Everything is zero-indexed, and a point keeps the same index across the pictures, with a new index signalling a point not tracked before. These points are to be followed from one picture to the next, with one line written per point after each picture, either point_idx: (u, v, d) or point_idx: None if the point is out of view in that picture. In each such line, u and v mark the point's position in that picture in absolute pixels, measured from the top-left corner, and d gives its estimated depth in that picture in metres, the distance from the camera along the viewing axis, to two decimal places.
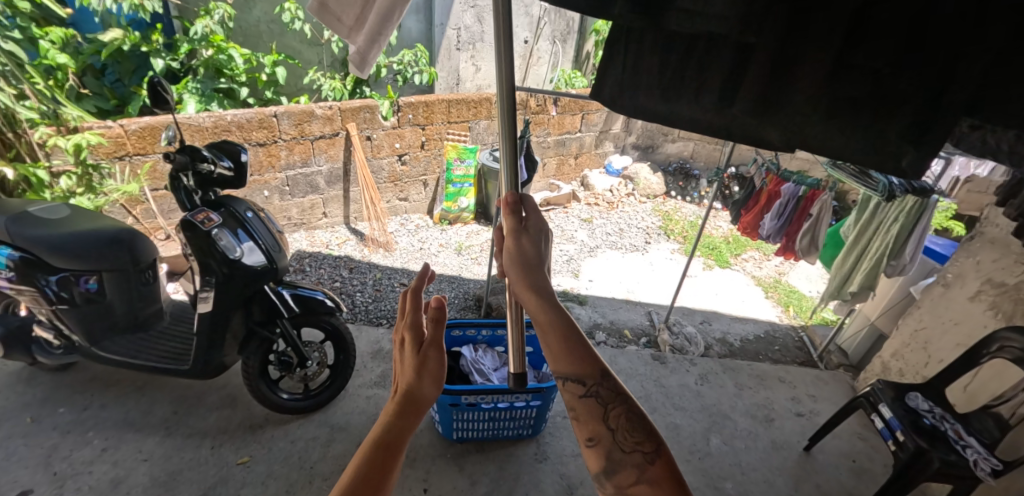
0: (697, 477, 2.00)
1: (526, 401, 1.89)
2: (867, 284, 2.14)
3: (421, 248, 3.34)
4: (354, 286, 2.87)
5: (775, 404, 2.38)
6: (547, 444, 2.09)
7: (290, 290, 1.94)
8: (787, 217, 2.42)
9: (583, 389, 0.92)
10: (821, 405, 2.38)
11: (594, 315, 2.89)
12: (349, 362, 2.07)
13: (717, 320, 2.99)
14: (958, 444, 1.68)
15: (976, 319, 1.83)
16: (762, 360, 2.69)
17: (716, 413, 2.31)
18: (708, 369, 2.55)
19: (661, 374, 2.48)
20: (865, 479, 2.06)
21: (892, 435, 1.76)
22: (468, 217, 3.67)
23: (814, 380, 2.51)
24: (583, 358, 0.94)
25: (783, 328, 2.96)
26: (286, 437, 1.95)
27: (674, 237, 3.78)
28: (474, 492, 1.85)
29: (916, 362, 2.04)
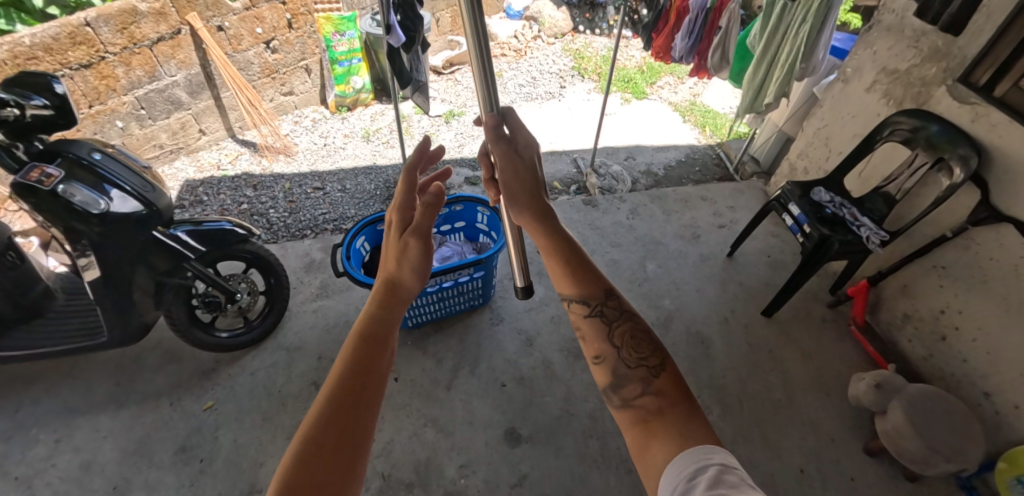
0: (639, 302, 2.21)
1: (469, 275, 1.93)
2: (781, 92, 2.13)
3: (325, 144, 3.04)
4: (264, 204, 2.65)
5: (700, 221, 2.55)
6: (500, 307, 2.19)
7: (187, 228, 1.73)
8: (697, 31, 2.29)
9: (588, 308, 0.97)
10: (741, 213, 2.58)
11: None
12: (282, 284, 2.01)
13: (641, 153, 3.01)
14: (854, 225, 1.89)
15: (871, 109, 1.92)
16: (685, 183, 2.81)
17: (647, 242, 2.46)
18: (637, 203, 2.64)
19: (595, 218, 2.56)
20: (778, 269, 2.35)
21: (799, 229, 1.95)
22: (368, 100, 3.31)
23: (732, 191, 2.67)
24: (587, 278, 0.99)
25: (701, 149, 3.03)
26: (244, 372, 1.95)
27: (590, 75, 3.60)
28: (442, 370, 1.96)
29: (819, 157, 2.17)
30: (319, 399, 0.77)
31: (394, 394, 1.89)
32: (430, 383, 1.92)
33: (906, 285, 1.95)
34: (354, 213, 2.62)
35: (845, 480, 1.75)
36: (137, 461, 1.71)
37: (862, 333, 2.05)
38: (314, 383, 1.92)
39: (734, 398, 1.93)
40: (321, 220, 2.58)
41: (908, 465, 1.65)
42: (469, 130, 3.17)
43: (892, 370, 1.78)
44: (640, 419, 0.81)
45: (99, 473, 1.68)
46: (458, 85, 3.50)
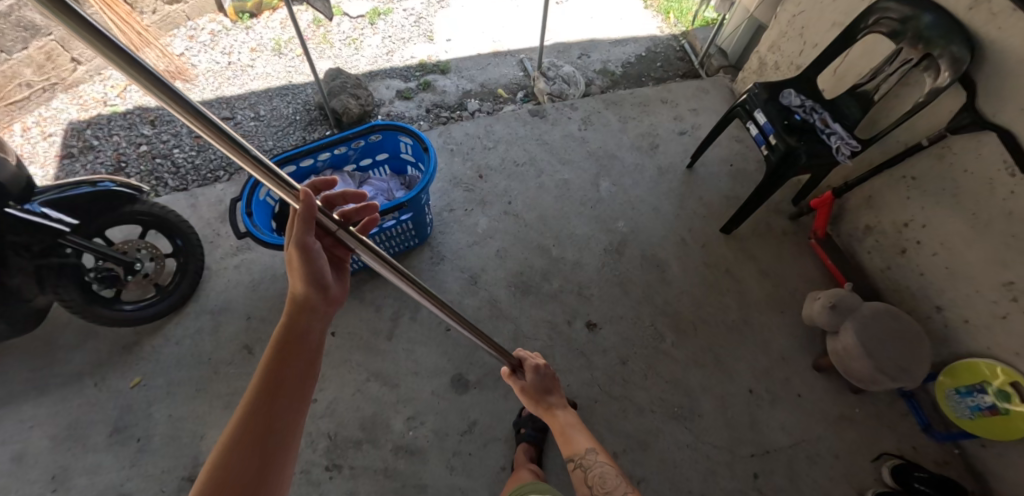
0: (592, 225, 2.04)
1: (395, 219, 1.71)
2: None
3: (230, 61, 2.62)
4: (166, 143, 2.33)
5: (659, 129, 2.32)
6: (440, 243, 1.98)
7: (50, 200, 1.47)
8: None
9: (574, 463, 1.26)
10: (703, 118, 2.36)
11: (462, 84, 2.59)
12: (190, 243, 1.81)
13: (596, 49, 2.71)
14: (824, 134, 1.70)
15: None
16: (646, 83, 2.58)
17: (602, 156, 2.23)
18: (590, 110, 2.37)
19: (544, 130, 2.30)
20: (741, 179, 2.19)
21: (765, 140, 1.75)
22: (276, 2, 2.82)
23: (694, 92, 2.43)
24: (573, 441, 1.31)
25: (664, 40, 2.76)
26: (170, 342, 1.81)
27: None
28: (382, 318, 1.83)
29: (793, 52, 1.92)
30: (241, 405, 0.75)
31: (333, 350, 1.77)
32: (370, 334, 1.80)
33: (871, 196, 1.84)
34: (272, 145, 2.35)
35: (792, 396, 1.77)
36: (70, 447, 1.63)
37: (821, 248, 1.97)
38: (246, 347, 1.79)
39: (689, 323, 1.87)
40: (234, 156, 2.30)
41: (855, 382, 1.64)
42: (399, 32, 2.76)
43: (848, 288, 1.72)
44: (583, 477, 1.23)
45: (32, 465, 1.60)
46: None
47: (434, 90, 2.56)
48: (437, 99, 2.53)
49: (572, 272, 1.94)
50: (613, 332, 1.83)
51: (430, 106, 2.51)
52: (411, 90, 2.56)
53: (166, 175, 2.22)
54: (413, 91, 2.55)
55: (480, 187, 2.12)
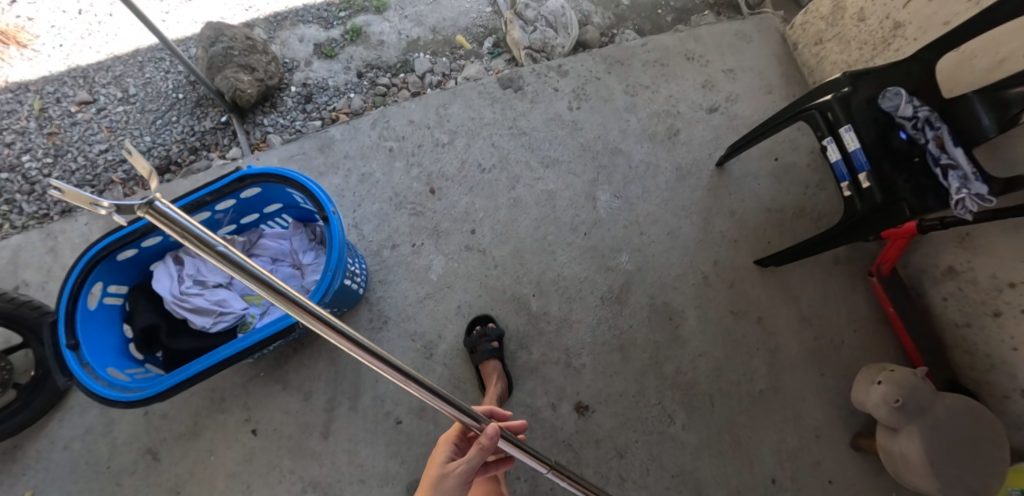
0: (584, 262, 1.51)
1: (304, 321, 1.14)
2: None
3: (81, 7, 1.91)
4: (8, 147, 1.74)
5: (681, 103, 1.68)
6: (381, 299, 1.48)
7: None
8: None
9: None
10: (740, 85, 1.72)
11: (407, 30, 1.86)
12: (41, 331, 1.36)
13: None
14: (938, 167, 1.17)
15: None
16: (663, 18, 1.96)
17: (601, 150, 1.61)
18: (584, 76, 1.68)
19: (519, 110, 1.63)
20: (786, 181, 1.64)
21: (849, 175, 1.19)
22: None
23: (730, 44, 1.76)
24: None
25: None
26: (55, 445, 1.45)
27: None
28: (313, 409, 1.44)
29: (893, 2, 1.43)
30: None
31: (256, 454, 1.41)
32: (300, 432, 1.42)
33: (965, 234, 1.42)
34: (150, 141, 1.75)
35: (824, 484, 1.45)
36: None
37: (882, 289, 1.56)
38: (150, 450, 1.43)
39: (706, 396, 1.47)
40: (102, 163, 1.74)
41: (909, 489, 1.33)
42: None
43: (922, 373, 1.31)
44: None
45: None
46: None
47: (369, 40, 1.84)
48: (372, 54, 1.83)
49: (558, 334, 1.47)
50: (607, 415, 1.44)
51: (363, 68, 1.82)
52: (335, 44, 1.84)
53: (17, 198, 1.69)
54: (337, 46, 1.84)
55: (432, 208, 1.53)
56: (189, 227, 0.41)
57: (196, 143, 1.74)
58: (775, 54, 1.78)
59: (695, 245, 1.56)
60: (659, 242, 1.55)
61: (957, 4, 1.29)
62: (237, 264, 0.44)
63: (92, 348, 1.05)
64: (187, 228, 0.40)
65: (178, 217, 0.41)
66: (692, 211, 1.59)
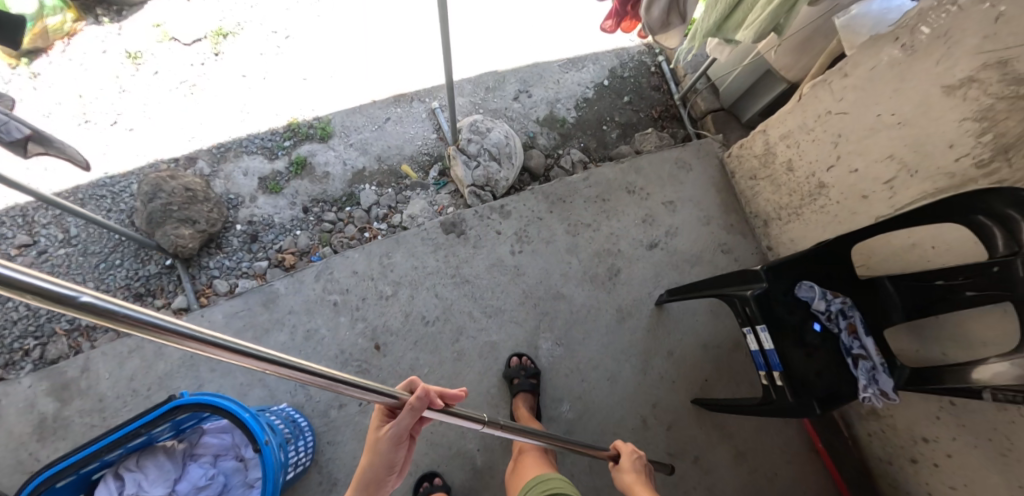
0: None
1: None
2: (774, 20, 1.35)
3: None
4: None
5: (623, 240, 1.72)
6: (331, 459, 1.51)
7: None
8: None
9: None
10: (680, 217, 1.77)
11: (351, 159, 1.86)
12: None
13: (539, 79, 2.00)
14: (850, 355, 1.24)
15: (938, 131, 1.17)
16: (608, 135, 1.98)
17: (543, 296, 1.64)
18: (526, 218, 1.69)
19: (463, 256, 1.65)
20: (723, 316, 1.70)
21: (766, 367, 1.27)
22: (66, 24, 1.98)
23: (670, 173, 1.80)
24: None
25: (635, 52, 2.10)
26: None
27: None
28: None
29: (819, 161, 1.47)
30: None
31: None
32: None
33: None
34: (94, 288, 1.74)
35: None
36: None
37: (811, 421, 1.68)
38: None
39: None
40: (45, 311, 1.72)
41: None
42: (260, 66, 1.97)
43: None
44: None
45: None
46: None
47: (313, 172, 1.84)
48: (317, 186, 1.83)
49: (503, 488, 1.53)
50: None
51: (308, 203, 1.82)
52: (280, 177, 1.84)
53: None
54: (281, 179, 1.83)
55: (378, 366, 1.57)
56: (30, 283, 0.44)
57: (141, 289, 1.74)
58: (713, 181, 1.82)
59: (636, 388, 1.62)
60: (601, 387, 1.60)
61: (874, 183, 1.35)
62: (103, 312, 0.48)
63: None
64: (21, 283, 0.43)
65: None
66: (633, 353, 1.64)
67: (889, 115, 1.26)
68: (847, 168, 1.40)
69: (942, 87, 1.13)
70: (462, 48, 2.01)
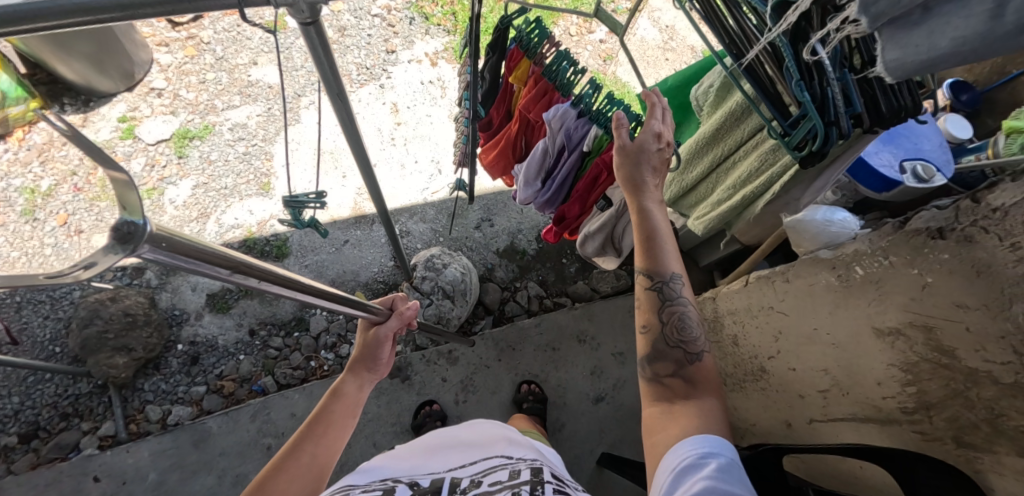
0: None
1: None
2: (717, 221, 1.39)
3: None
4: None
5: (569, 391, 1.72)
6: None
7: None
8: (568, 180, 1.03)
9: (649, 282, 0.90)
10: (630, 369, 1.76)
11: (305, 280, 1.83)
12: None
13: (502, 208, 2.03)
14: None
15: (868, 366, 1.16)
16: (568, 267, 1.98)
17: None
18: (473, 365, 1.70)
19: (406, 402, 1.64)
20: None
21: None
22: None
23: (623, 323, 1.81)
24: (649, 251, 0.90)
25: None
26: None
27: (443, 22, 2.30)
28: None
29: (761, 347, 1.49)
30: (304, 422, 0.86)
31: None
32: None
33: None
34: (17, 403, 1.66)
35: None
36: None
37: None
38: None
39: None
40: None
41: None
42: (221, 171, 1.95)
43: None
44: (665, 400, 0.80)
45: None
46: (206, 52, 2.14)
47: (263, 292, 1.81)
48: (268, 307, 1.81)
49: None
50: None
51: (255, 325, 1.79)
52: (229, 296, 1.80)
53: None
54: (230, 298, 1.80)
55: None
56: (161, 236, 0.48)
57: (68, 408, 1.66)
58: None
59: None
60: None
61: (810, 388, 1.34)
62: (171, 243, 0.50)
63: None
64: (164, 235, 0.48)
65: (163, 249, 0.51)
66: None
67: (825, 332, 1.26)
68: (786, 365, 1.41)
69: (873, 328, 1.13)
70: (429, 171, 2.04)
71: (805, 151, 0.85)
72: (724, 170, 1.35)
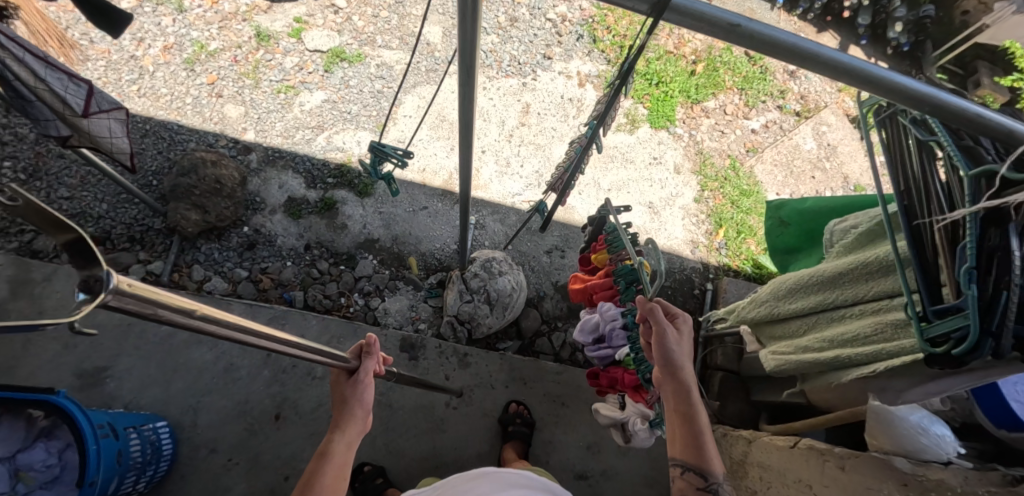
0: None
1: None
2: (797, 367, 1.22)
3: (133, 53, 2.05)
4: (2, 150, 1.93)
5: (557, 453, 1.61)
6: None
7: None
8: (604, 354, 1.39)
9: (702, 481, 0.89)
10: (627, 464, 1.61)
11: (374, 226, 1.88)
12: None
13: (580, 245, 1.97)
14: None
15: None
16: None
17: (449, 462, 1.55)
18: (480, 378, 1.65)
19: (403, 379, 1.62)
20: None
21: None
22: None
23: None
24: (694, 445, 0.92)
25: (688, 266, 2.06)
26: None
27: (607, 51, 2.30)
28: None
29: None
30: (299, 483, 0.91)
31: None
32: None
33: None
34: (104, 210, 1.84)
35: None
36: None
37: None
38: None
39: None
40: (56, 205, 1.85)
41: None
42: (354, 97, 2.06)
43: None
44: None
45: None
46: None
47: (335, 216, 1.88)
48: (332, 231, 1.86)
49: None
50: None
51: (312, 243, 1.85)
52: (304, 207, 1.88)
53: None
54: (304, 209, 1.88)
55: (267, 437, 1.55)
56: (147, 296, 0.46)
57: (137, 234, 1.81)
58: None
59: None
60: None
61: None
62: (149, 293, 0.46)
63: None
64: (152, 296, 0.47)
65: (140, 297, 0.46)
66: None
67: None
68: None
69: None
70: (529, 179, 2.02)
71: (941, 348, 0.72)
72: (831, 317, 1.18)
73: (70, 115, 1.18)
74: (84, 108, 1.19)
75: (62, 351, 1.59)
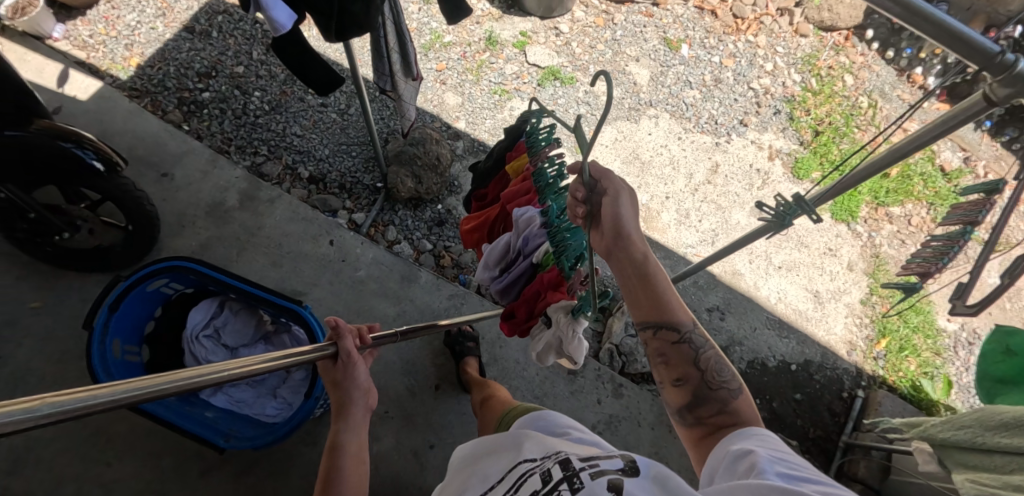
0: None
1: (235, 433, 1.24)
2: None
3: None
4: (256, 80, 2.21)
5: None
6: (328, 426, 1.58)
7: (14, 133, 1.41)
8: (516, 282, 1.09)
9: (677, 335, 0.81)
10: None
11: None
12: (138, 232, 1.71)
13: (739, 312, 2.00)
14: None
15: None
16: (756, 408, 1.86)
17: None
18: (628, 412, 1.66)
19: (556, 390, 1.67)
20: None
21: None
22: None
23: None
24: (658, 307, 0.81)
25: (842, 364, 2.00)
26: (82, 293, 1.81)
27: (802, 132, 2.35)
28: (204, 455, 1.52)
29: None
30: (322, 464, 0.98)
31: (138, 447, 1.51)
32: (179, 464, 1.50)
33: None
34: (326, 154, 2.06)
35: None
36: None
37: None
38: None
39: None
40: (287, 139, 2.08)
41: None
42: (559, 114, 2.20)
43: None
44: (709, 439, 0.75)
45: None
46: (609, 28, 2.43)
47: None
48: None
49: None
50: None
51: None
52: None
53: (228, 115, 2.13)
54: None
55: (425, 402, 1.62)
56: None
57: (347, 184, 2.00)
58: None
59: None
60: None
61: None
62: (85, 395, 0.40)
63: (117, 318, 1.27)
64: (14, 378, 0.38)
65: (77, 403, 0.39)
66: None
67: None
68: None
69: None
70: (704, 236, 2.07)
71: None
72: None
73: (403, 75, 1.29)
74: (412, 74, 1.32)
75: (270, 267, 1.77)
